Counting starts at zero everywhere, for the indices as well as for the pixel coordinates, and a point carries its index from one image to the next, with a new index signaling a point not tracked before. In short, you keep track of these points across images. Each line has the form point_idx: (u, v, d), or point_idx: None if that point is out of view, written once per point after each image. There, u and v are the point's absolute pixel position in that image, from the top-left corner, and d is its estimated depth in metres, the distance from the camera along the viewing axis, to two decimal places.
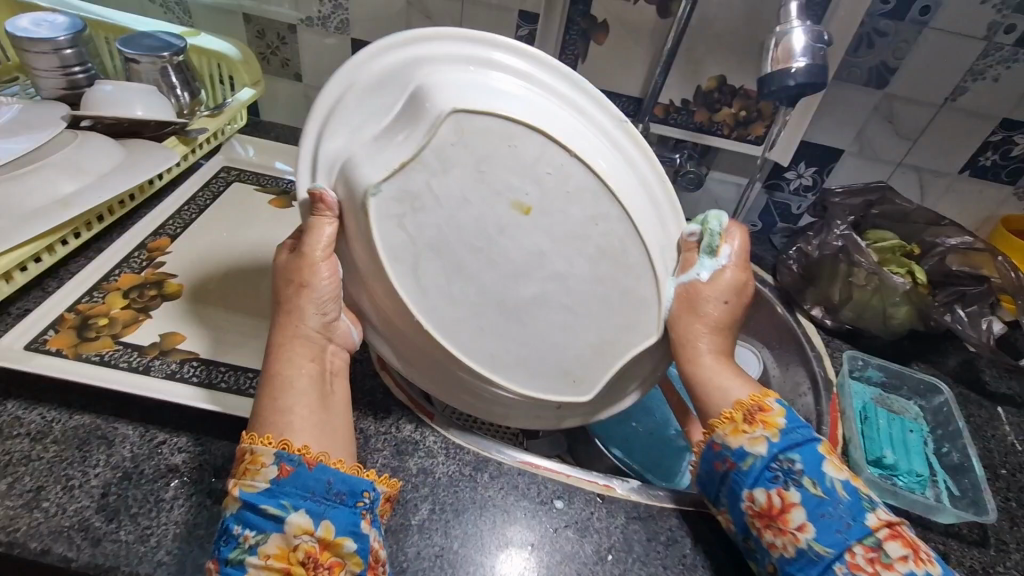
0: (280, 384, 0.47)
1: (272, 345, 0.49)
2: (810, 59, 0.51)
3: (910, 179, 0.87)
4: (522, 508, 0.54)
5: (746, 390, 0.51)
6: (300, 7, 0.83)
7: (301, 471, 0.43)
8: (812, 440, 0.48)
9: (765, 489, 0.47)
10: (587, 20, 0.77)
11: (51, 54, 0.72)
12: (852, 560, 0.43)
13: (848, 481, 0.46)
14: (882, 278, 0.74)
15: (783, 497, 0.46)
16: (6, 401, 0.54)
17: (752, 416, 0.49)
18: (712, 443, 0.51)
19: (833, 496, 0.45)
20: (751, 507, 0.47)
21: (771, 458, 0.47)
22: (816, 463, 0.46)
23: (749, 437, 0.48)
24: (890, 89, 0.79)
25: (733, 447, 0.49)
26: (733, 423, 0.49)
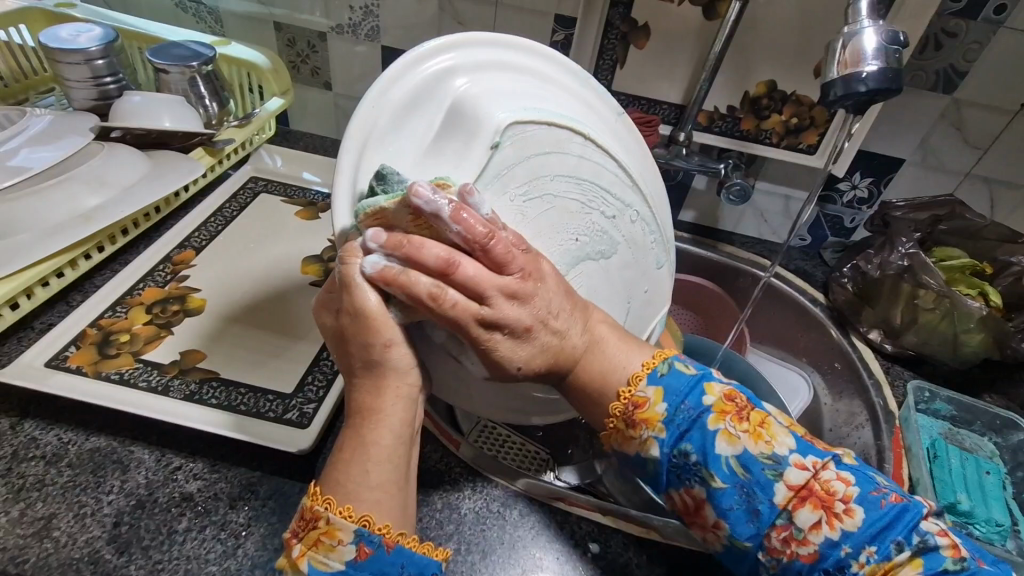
0: (359, 445, 0.40)
1: (361, 408, 0.42)
2: (884, 63, 0.46)
3: (979, 190, 0.79)
4: (554, 550, 0.50)
5: (625, 370, 0.44)
6: (330, 14, 0.82)
7: (379, 555, 0.39)
8: (700, 416, 0.42)
9: (677, 491, 0.43)
10: (627, 23, 0.72)
11: (83, 65, 0.71)
12: (771, 546, 0.40)
13: (744, 455, 0.41)
14: (954, 301, 0.66)
15: (692, 496, 0.42)
16: (24, 421, 0.52)
17: (631, 419, 0.43)
18: (614, 450, 0.46)
19: (734, 481, 0.40)
20: (673, 506, 0.44)
21: (666, 458, 0.42)
22: (707, 448, 0.41)
23: (638, 442, 0.43)
24: (959, 94, 0.72)
25: (631, 452, 0.44)
26: (618, 430, 0.43)
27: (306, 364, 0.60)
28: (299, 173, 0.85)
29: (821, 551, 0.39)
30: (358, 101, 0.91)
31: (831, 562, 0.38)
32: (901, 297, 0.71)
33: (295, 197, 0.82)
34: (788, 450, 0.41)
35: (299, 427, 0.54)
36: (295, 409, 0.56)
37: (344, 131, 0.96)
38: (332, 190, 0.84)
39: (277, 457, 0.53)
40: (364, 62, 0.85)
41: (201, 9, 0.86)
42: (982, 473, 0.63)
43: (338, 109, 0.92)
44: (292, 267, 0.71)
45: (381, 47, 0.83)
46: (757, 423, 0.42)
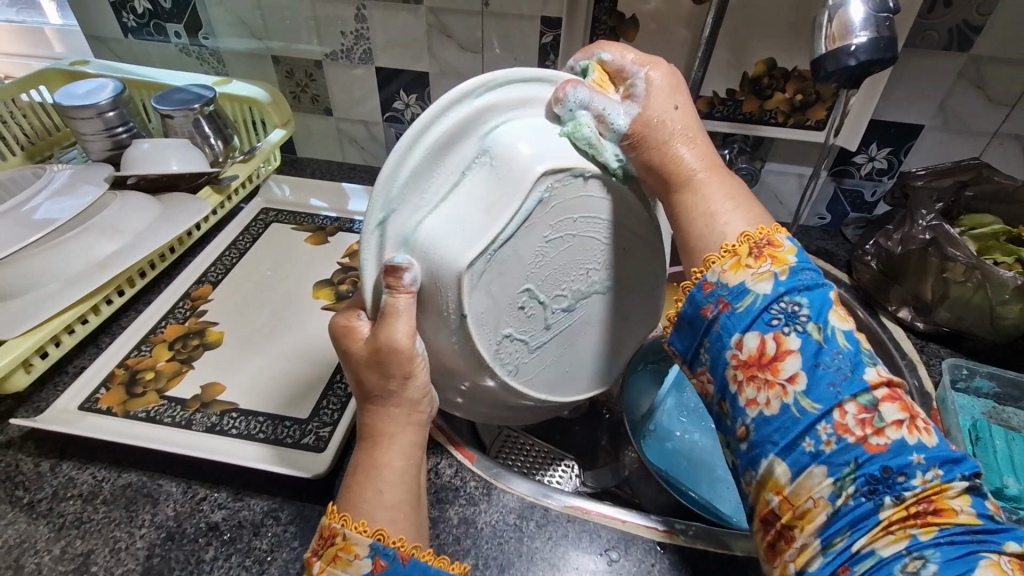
0: (369, 469, 0.42)
1: (373, 431, 0.43)
2: (874, 32, 0.44)
3: (1010, 150, 0.74)
4: (573, 561, 0.50)
5: (750, 222, 0.40)
6: (324, 41, 0.83)
7: (396, 568, 0.39)
8: (822, 285, 0.37)
9: (759, 333, 0.36)
10: (614, 17, 0.71)
11: (95, 119, 0.75)
12: (838, 423, 0.33)
13: (850, 332, 0.36)
14: (986, 273, 0.62)
15: (777, 343, 0.35)
16: (62, 462, 0.55)
17: (758, 250, 0.38)
18: (704, 284, 0.39)
19: (833, 347, 0.35)
20: (735, 357, 0.36)
21: (772, 299, 0.36)
22: (821, 308, 0.36)
23: (752, 272, 0.37)
24: (976, 51, 0.67)
25: (729, 286, 0.37)
26: (736, 257, 0.38)
27: (321, 389, 0.62)
28: (306, 200, 0.87)
29: (892, 446, 0.32)
30: (359, 123, 0.92)
31: (896, 463, 0.32)
32: (930, 270, 0.67)
33: (305, 223, 0.84)
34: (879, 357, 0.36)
35: (316, 451, 0.56)
36: (311, 433, 0.57)
37: (349, 153, 0.97)
38: (339, 214, 0.85)
39: (297, 482, 0.54)
40: (361, 84, 0.87)
41: (203, 51, 0.89)
42: None
43: (342, 133, 0.94)
44: (306, 293, 0.73)
45: (376, 68, 0.84)
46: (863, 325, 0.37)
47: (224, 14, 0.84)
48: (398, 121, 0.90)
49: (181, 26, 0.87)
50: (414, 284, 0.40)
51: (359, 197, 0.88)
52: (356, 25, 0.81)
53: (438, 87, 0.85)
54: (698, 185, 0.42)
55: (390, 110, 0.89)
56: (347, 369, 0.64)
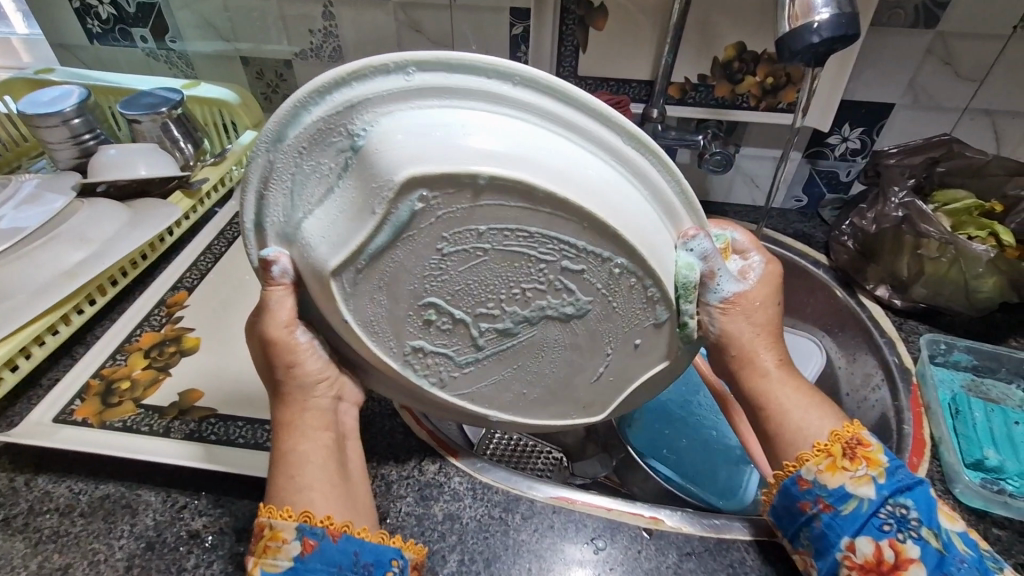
0: (282, 459, 0.42)
1: (278, 422, 0.44)
2: (835, 9, 0.44)
3: (980, 125, 0.75)
4: (560, 551, 0.49)
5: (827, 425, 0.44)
6: (293, 40, 0.82)
7: (326, 545, 0.39)
8: (920, 483, 0.42)
9: (873, 539, 0.41)
10: (582, 6, 0.71)
11: (61, 126, 0.73)
12: None
13: (961, 534, 0.41)
14: (960, 247, 0.63)
15: (896, 550, 0.40)
16: (37, 476, 0.54)
17: (853, 451, 0.43)
18: (798, 479, 0.43)
19: (952, 551, 0.40)
20: (850, 559, 0.41)
21: (880, 502, 0.41)
22: (928, 511, 0.41)
23: (851, 475, 0.42)
24: (943, 27, 0.68)
25: (830, 487, 0.42)
26: (831, 458, 0.43)
27: None
28: None
29: None
30: None
31: None
32: (904, 248, 0.67)
33: None
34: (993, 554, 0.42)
35: None
36: None
37: None
38: None
39: None
40: None
41: (171, 55, 0.88)
42: (1011, 425, 0.60)
43: None
44: None
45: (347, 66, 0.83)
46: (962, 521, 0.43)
47: (190, 17, 0.82)
48: None
49: (147, 29, 0.85)
50: (286, 277, 0.40)
51: None
52: (324, 22, 0.79)
53: None
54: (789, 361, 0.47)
55: None
56: None
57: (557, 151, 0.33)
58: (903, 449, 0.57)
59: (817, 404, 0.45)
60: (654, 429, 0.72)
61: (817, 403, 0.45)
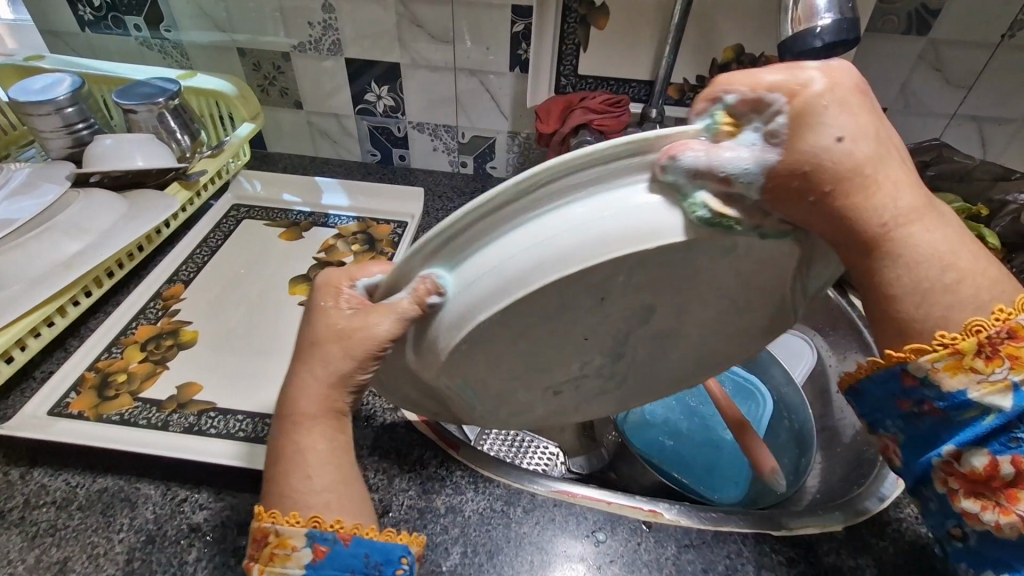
0: (293, 458, 0.37)
1: (291, 412, 0.37)
2: (838, 14, 0.45)
3: (967, 131, 0.77)
4: (561, 544, 0.50)
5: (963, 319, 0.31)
6: (291, 33, 0.82)
7: (337, 550, 0.36)
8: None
9: (989, 452, 0.33)
10: (584, 5, 0.72)
11: (53, 115, 0.72)
12: None
13: None
14: None
15: (1017, 468, 0.33)
16: (33, 469, 0.54)
17: (996, 352, 0.32)
18: (901, 377, 0.34)
19: None
20: (955, 463, 0.35)
21: (1012, 413, 0.32)
22: None
23: (980, 381, 0.32)
24: (934, 34, 0.70)
25: (944, 391, 0.33)
26: (958, 360, 0.32)
27: None
28: (279, 195, 0.85)
29: None
30: (330, 116, 0.91)
31: None
32: None
33: (278, 219, 0.82)
34: None
35: None
36: None
37: (321, 147, 0.96)
38: (312, 208, 0.84)
39: None
40: (332, 76, 0.86)
41: (166, 45, 0.87)
42: None
43: (313, 127, 0.93)
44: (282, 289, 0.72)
45: (346, 60, 0.83)
46: None
47: (186, 6, 0.81)
48: (370, 113, 0.89)
49: (141, 18, 0.84)
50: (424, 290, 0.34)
51: (333, 191, 0.86)
52: (323, 15, 0.79)
53: (409, 78, 0.84)
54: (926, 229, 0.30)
55: (362, 102, 0.88)
56: None
57: (534, 255, 0.30)
58: None
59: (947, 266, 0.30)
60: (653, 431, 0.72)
61: (962, 266, 0.31)
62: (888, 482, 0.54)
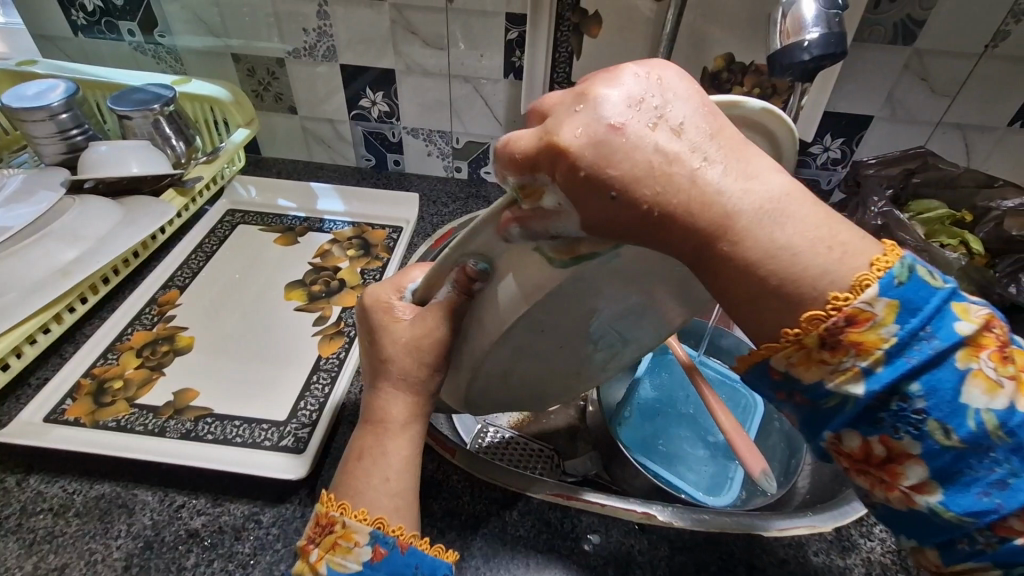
0: (378, 459, 0.41)
1: (382, 417, 0.42)
2: (824, 28, 0.46)
3: (952, 138, 0.79)
4: (557, 546, 0.51)
5: (823, 293, 0.28)
6: (286, 38, 0.82)
7: (393, 556, 0.39)
8: (948, 356, 0.29)
9: (861, 434, 0.31)
10: (577, 13, 0.73)
11: (48, 121, 0.72)
12: (1000, 526, 0.30)
13: (1004, 406, 0.29)
14: (933, 254, 0.66)
15: (889, 447, 0.31)
16: (29, 476, 0.54)
17: (836, 340, 0.29)
18: (766, 370, 0.32)
19: (978, 441, 0.29)
20: (837, 449, 0.33)
21: (870, 398, 0.29)
22: (946, 394, 0.29)
23: (831, 369, 0.30)
24: (919, 44, 0.71)
25: (805, 383, 0.31)
26: (805, 351, 0.30)
27: (297, 390, 0.62)
28: (274, 201, 0.86)
29: None
30: (325, 121, 0.91)
31: None
32: None
33: (274, 224, 0.82)
34: None
35: (296, 452, 0.55)
36: (290, 435, 0.57)
37: (316, 152, 0.96)
38: (308, 213, 0.84)
39: (277, 485, 0.54)
40: (326, 81, 0.86)
41: (160, 50, 0.87)
42: None
43: (308, 132, 0.93)
44: (278, 293, 0.72)
45: (340, 66, 0.84)
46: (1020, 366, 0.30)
47: (181, 12, 0.82)
48: (365, 119, 0.90)
49: (135, 23, 0.84)
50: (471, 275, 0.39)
51: (328, 196, 0.87)
52: (318, 22, 0.79)
53: (404, 84, 0.85)
54: (745, 231, 0.28)
55: (356, 107, 0.88)
56: (324, 369, 0.64)
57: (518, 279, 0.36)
58: None
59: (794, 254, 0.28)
60: (643, 428, 0.73)
61: (832, 231, 0.29)
62: None
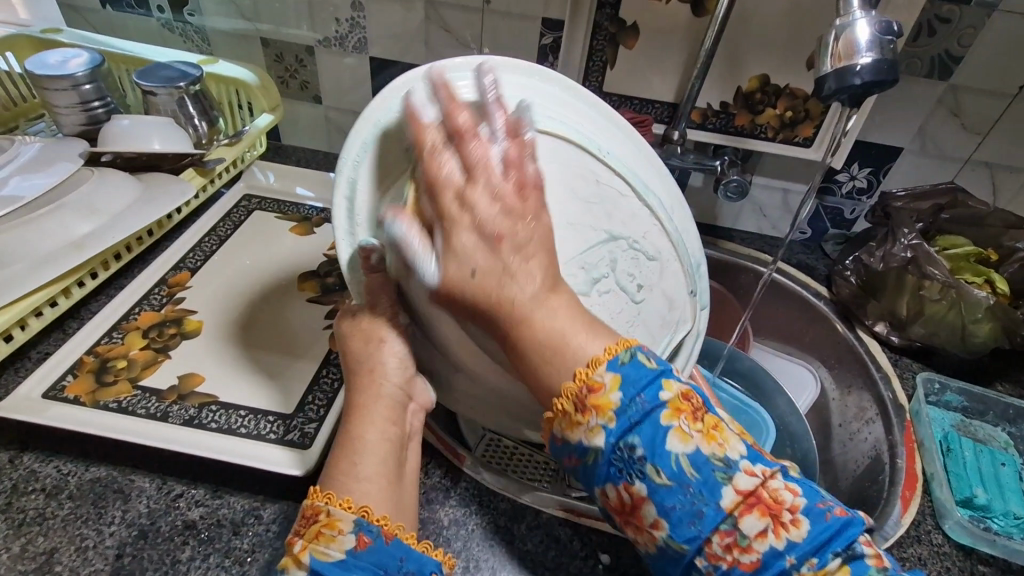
0: (356, 447, 0.43)
1: (354, 406, 0.46)
2: (878, 54, 0.45)
3: (980, 175, 0.78)
4: (565, 565, 0.49)
5: (575, 365, 0.37)
6: (316, 27, 0.81)
7: (378, 545, 0.39)
8: (653, 412, 0.36)
9: (613, 485, 0.37)
10: (615, 24, 0.72)
11: (70, 91, 0.71)
12: (709, 551, 0.35)
13: (697, 453, 0.35)
14: (961, 292, 0.65)
15: (629, 493, 0.36)
16: (23, 454, 0.52)
17: (583, 404, 0.36)
18: (554, 437, 0.39)
19: (681, 482, 0.35)
20: (605, 502, 0.38)
21: (609, 450, 0.36)
22: (655, 444, 0.35)
23: (584, 429, 0.36)
24: (954, 80, 0.71)
25: (573, 442, 0.37)
26: (567, 416, 0.37)
27: (307, 382, 0.60)
28: (292, 189, 0.84)
29: (763, 559, 0.34)
30: (349, 113, 0.90)
31: (772, 572, 0.35)
32: (906, 289, 0.69)
33: (290, 212, 0.81)
34: (738, 455, 0.36)
35: (301, 448, 0.54)
36: (296, 430, 0.55)
37: (336, 144, 0.95)
38: (325, 204, 0.83)
39: (281, 480, 0.52)
40: (353, 73, 0.85)
41: (188, 29, 0.86)
42: (998, 466, 0.62)
43: (330, 123, 0.92)
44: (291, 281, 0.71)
45: (369, 58, 0.83)
46: (711, 424, 0.36)
47: None
48: None
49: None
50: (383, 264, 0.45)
51: None
52: (351, 13, 0.79)
53: None
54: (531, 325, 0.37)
55: None
56: (334, 363, 0.62)
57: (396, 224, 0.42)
58: (895, 483, 0.59)
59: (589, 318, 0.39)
60: None
61: (588, 324, 0.38)
62: (890, 520, 0.56)
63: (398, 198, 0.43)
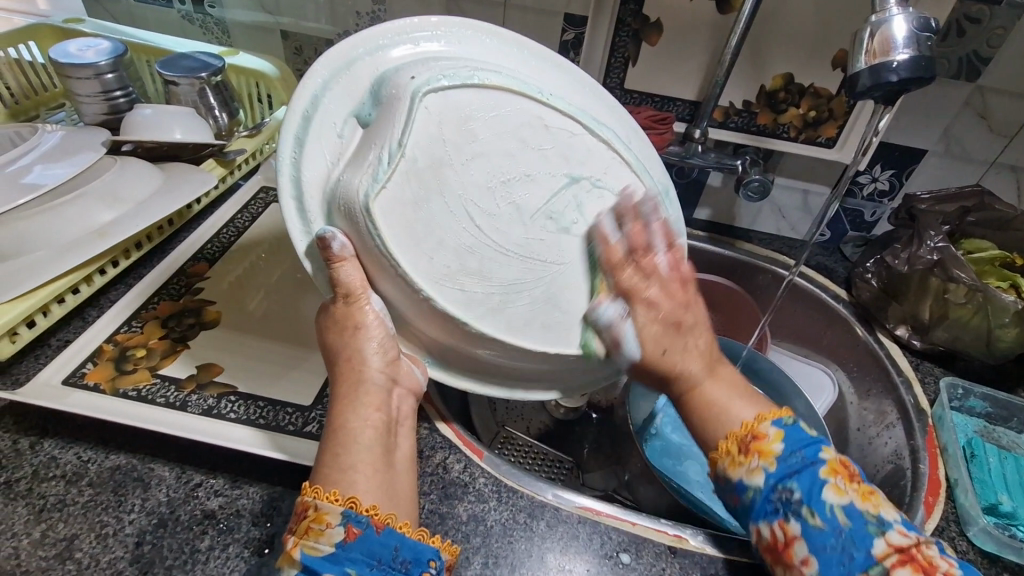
0: (344, 438, 0.43)
1: (336, 399, 0.45)
2: (915, 51, 0.45)
3: (1005, 178, 0.77)
4: (585, 563, 0.49)
5: (739, 420, 0.46)
6: (336, 21, 0.81)
7: (369, 535, 0.39)
8: (813, 465, 0.43)
9: (767, 521, 0.43)
10: (639, 20, 0.71)
11: (93, 80, 0.71)
12: None
13: (851, 505, 0.41)
14: (988, 297, 0.64)
15: (783, 530, 0.42)
16: (43, 440, 0.52)
17: (746, 446, 0.45)
18: (717, 475, 0.47)
19: (834, 526, 0.40)
20: (760, 541, 0.44)
21: (769, 489, 0.43)
22: (813, 490, 0.41)
23: (745, 467, 0.45)
24: (982, 81, 0.70)
25: (732, 479, 0.45)
26: (730, 454, 0.46)
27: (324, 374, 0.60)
28: None
29: None
30: None
31: None
32: (929, 292, 0.68)
33: None
34: (893, 518, 0.40)
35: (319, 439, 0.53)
36: (314, 422, 0.55)
37: None
38: None
39: (300, 472, 0.52)
40: None
41: (208, 20, 0.86)
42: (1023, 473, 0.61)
43: None
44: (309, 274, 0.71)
45: None
46: (866, 489, 0.42)
47: None
48: None
49: None
50: (346, 248, 0.44)
51: None
52: (372, 6, 0.78)
53: None
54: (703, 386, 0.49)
55: None
56: None
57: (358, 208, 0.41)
58: (919, 488, 0.58)
59: (750, 392, 0.49)
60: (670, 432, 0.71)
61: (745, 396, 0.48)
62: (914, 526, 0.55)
63: (348, 182, 0.42)
